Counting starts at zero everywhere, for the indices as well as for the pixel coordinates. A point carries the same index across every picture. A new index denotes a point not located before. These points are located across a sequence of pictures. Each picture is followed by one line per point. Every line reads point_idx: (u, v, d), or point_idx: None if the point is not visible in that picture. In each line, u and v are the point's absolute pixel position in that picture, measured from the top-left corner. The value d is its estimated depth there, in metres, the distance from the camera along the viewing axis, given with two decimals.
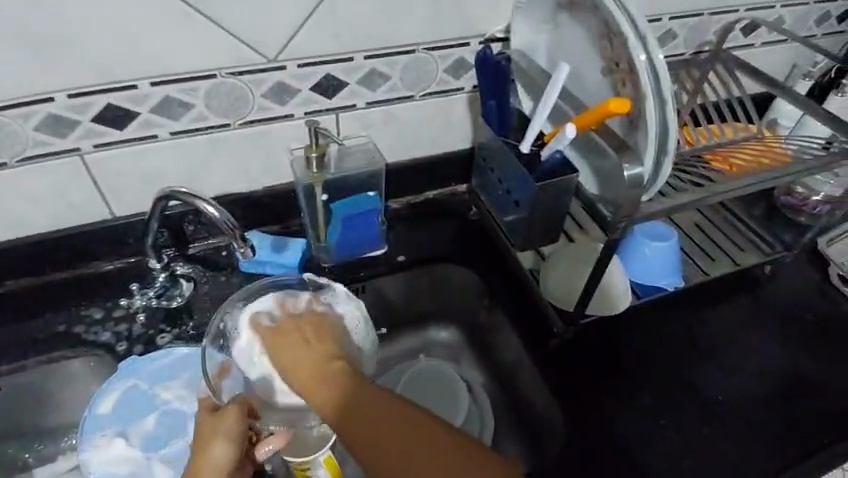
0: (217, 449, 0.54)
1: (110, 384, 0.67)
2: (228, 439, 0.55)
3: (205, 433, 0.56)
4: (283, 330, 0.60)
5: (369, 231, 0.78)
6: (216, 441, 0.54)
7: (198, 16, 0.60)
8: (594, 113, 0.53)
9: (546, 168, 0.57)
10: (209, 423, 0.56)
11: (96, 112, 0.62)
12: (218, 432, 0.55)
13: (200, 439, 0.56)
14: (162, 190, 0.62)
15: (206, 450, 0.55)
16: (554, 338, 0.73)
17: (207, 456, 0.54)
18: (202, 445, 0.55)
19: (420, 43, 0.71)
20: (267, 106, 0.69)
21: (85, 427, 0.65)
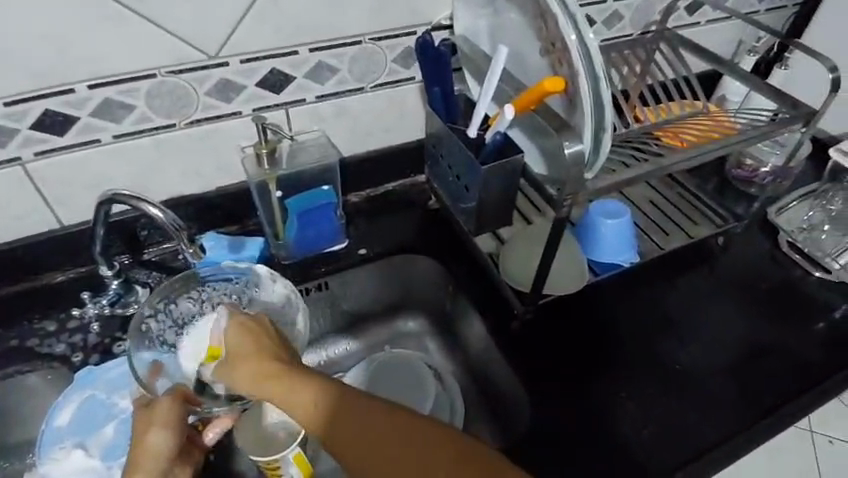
0: (154, 438, 0.55)
1: (66, 396, 0.66)
2: (165, 426, 0.55)
3: (141, 427, 0.56)
4: (236, 347, 0.56)
5: (326, 226, 0.77)
6: (153, 429, 0.55)
7: (131, 15, 0.59)
8: (532, 93, 0.54)
9: (492, 150, 0.58)
10: (143, 416, 0.56)
11: (33, 118, 0.61)
12: (154, 420, 0.56)
13: (137, 431, 0.56)
14: (105, 194, 0.60)
15: (143, 440, 0.55)
16: (516, 320, 0.74)
17: (145, 446, 0.54)
18: (138, 437, 0.55)
19: (365, 34, 0.71)
20: (213, 104, 0.68)
21: (43, 440, 0.64)
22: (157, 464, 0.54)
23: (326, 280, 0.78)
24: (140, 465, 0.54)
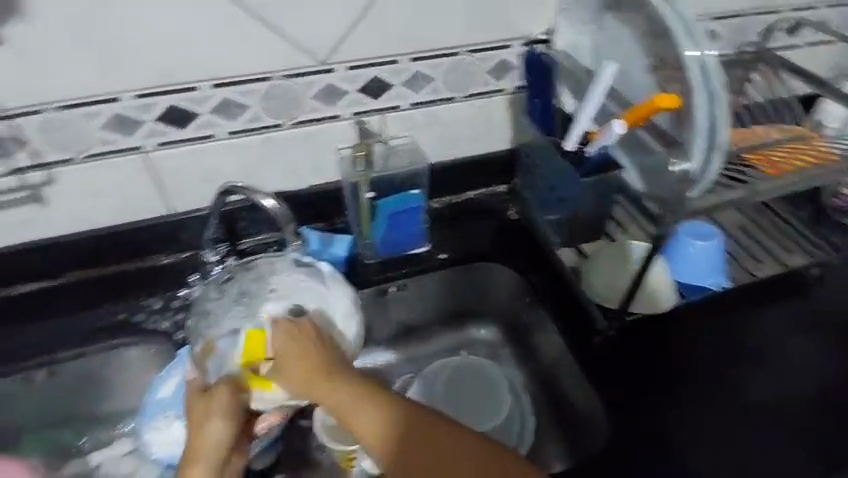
0: (213, 428, 0.55)
1: (170, 370, 0.70)
2: (224, 416, 0.56)
3: (197, 417, 0.57)
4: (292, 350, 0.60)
5: (413, 229, 0.79)
6: (213, 416, 0.56)
7: (256, 22, 0.63)
8: (643, 109, 0.56)
9: (596, 164, 0.62)
10: (199, 405, 0.57)
11: (160, 112, 0.65)
12: (213, 410, 0.56)
13: (195, 419, 0.57)
14: (222, 186, 0.68)
15: (203, 430, 0.55)
16: (599, 335, 0.74)
17: (205, 436, 0.55)
18: (197, 427, 0.56)
19: (463, 46, 0.73)
20: (316, 107, 0.72)
21: (147, 410, 0.69)
22: (215, 455, 0.55)
23: (405, 281, 0.80)
24: (199, 456, 0.54)
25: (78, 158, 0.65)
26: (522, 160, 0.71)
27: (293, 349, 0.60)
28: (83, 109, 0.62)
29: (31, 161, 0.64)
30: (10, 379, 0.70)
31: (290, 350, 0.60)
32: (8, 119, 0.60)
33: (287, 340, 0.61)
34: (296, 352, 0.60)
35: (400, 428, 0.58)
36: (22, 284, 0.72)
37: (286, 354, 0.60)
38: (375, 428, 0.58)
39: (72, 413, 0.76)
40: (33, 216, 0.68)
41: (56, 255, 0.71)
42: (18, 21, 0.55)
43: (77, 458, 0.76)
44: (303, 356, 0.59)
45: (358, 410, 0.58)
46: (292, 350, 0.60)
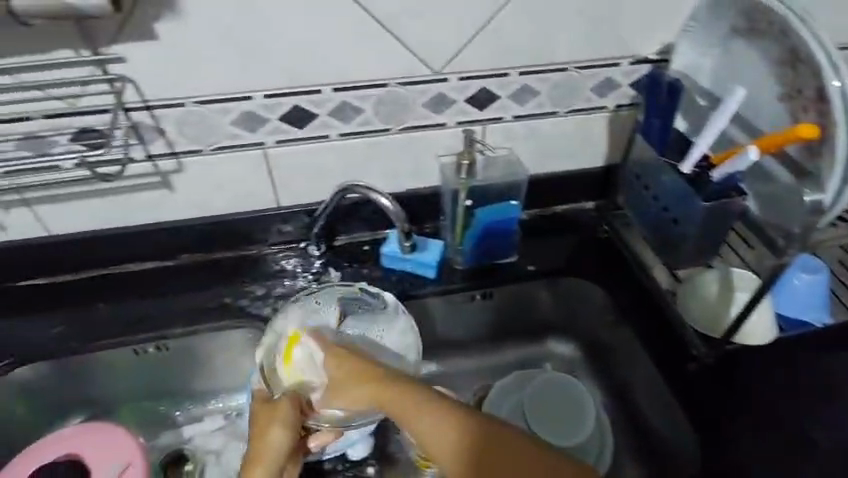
0: (274, 437, 0.60)
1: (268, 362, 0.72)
2: (284, 426, 0.60)
3: (262, 424, 0.61)
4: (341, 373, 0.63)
5: (505, 239, 0.80)
6: (276, 425, 0.60)
7: (382, 31, 0.65)
8: (782, 136, 0.58)
9: (719, 189, 0.60)
10: (266, 413, 0.62)
11: (284, 111, 0.69)
12: (274, 420, 0.61)
13: (261, 424, 0.61)
14: (341, 185, 0.71)
15: (266, 436, 0.60)
16: (693, 360, 0.72)
17: (267, 442, 0.60)
18: (259, 435, 0.60)
19: (572, 62, 0.74)
20: (425, 114, 0.74)
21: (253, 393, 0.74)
22: (275, 461, 0.59)
23: (492, 290, 0.81)
24: (261, 458, 0.59)
25: (206, 150, 0.70)
26: (625, 176, 0.72)
27: (340, 368, 0.63)
28: (217, 105, 0.66)
29: (166, 149, 0.69)
30: (123, 351, 0.73)
31: (340, 371, 0.63)
32: (148, 109, 0.64)
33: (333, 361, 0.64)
34: (341, 364, 0.63)
35: (467, 436, 0.59)
36: (143, 262, 0.78)
37: (338, 375, 0.63)
38: (446, 441, 0.59)
39: (171, 388, 0.80)
40: (160, 200, 0.73)
41: (174, 237, 0.77)
42: (171, 18, 0.58)
43: (171, 429, 0.81)
44: (353, 376, 0.62)
45: (413, 418, 0.60)
46: (340, 366, 0.63)
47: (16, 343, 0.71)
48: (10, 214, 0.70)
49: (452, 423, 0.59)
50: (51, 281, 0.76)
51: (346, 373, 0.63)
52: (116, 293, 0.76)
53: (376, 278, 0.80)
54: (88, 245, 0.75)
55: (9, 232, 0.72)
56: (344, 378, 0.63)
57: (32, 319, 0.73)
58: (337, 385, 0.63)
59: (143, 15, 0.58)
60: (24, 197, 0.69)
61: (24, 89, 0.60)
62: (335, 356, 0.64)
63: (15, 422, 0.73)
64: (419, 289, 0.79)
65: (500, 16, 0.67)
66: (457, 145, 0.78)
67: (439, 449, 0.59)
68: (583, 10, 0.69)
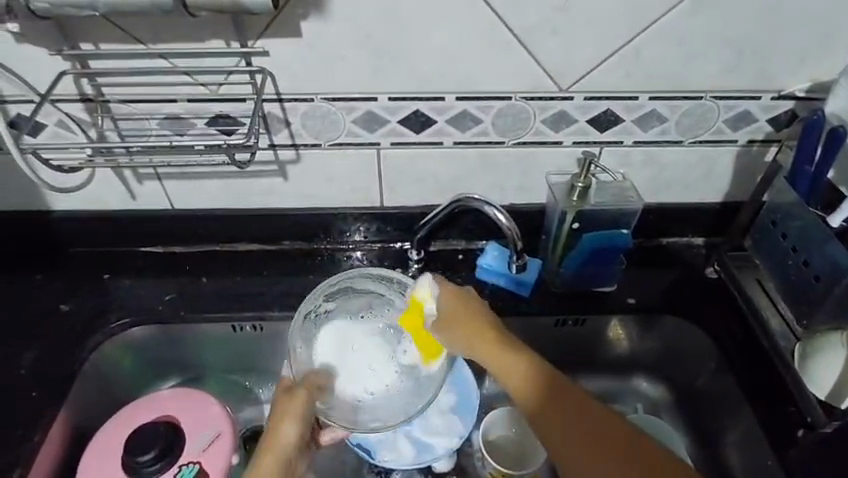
0: (286, 426, 0.60)
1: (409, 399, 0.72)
2: (300, 415, 0.61)
3: (277, 412, 0.62)
4: (448, 307, 0.65)
5: (609, 267, 0.77)
6: (291, 415, 0.61)
7: (515, 44, 0.64)
8: None
9: None
10: (283, 402, 0.62)
11: (404, 115, 0.69)
12: (287, 410, 0.61)
13: (277, 411, 0.62)
14: (454, 196, 0.72)
15: (280, 427, 0.61)
16: (805, 428, 0.67)
17: (279, 432, 0.60)
18: (275, 422, 0.61)
19: (708, 92, 0.69)
20: (543, 131, 0.72)
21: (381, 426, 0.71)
22: (287, 452, 0.60)
23: (585, 318, 0.78)
24: (275, 448, 0.60)
25: (324, 145, 0.72)
26: (761, 223, 0.73)
27: (461, 308, 0.65)
28: (344, 103, 0.68)
29: (288, 140, 0.71)
30: (223, 325, 0.77)
31: (454, 311, 0.65)
32: (280, 101, 0.67)
33: (453, 294, 0.66)
34: (458, 302, 0.65)
35: (538, 377, 0.58)
36: (248, 243, 0.82)
37: (453, 316, 0.64)
38: (522, 380, 0.58)
39: (259, 368, 0.83)
40: (274, 187, 0.76)
41: (280, 224, 0.80)
42: (316, 18, 0.61)
43: (252, 405, 0.84)
44: (470, 320, 0.64)
45: (508, 358, 0.60)
46: (459, 308, 0.65)
47: (132, 305, 0.76)
48: (142, 185, 0.75)
49: (530, 370, 0.58)
50: (167, 251, 0.81)
51: (462, 317, 0.64)
52: (221, 269, 0.80)
53: (469, 288, 0.79)
54: (203, 222, 0.79)
55: (138, 201, 0.77)
56: (458, 321, 0.64)
57: (147, 284, 0.78)
58: (446, 324, 0.65)
59: (294, 14, 0.61)
60: (156, 171, 0.74)
61: (175, 73, 0.64)
62: (449, 302, 0.65)
63: (121, 378, 0.78)
64: (511, 306, 0.78)
65: (639, 39, 0.64)
66: (570, 166, 0.76)
67: (517, 387, 0.58)
68: (730, 38, 0.64)
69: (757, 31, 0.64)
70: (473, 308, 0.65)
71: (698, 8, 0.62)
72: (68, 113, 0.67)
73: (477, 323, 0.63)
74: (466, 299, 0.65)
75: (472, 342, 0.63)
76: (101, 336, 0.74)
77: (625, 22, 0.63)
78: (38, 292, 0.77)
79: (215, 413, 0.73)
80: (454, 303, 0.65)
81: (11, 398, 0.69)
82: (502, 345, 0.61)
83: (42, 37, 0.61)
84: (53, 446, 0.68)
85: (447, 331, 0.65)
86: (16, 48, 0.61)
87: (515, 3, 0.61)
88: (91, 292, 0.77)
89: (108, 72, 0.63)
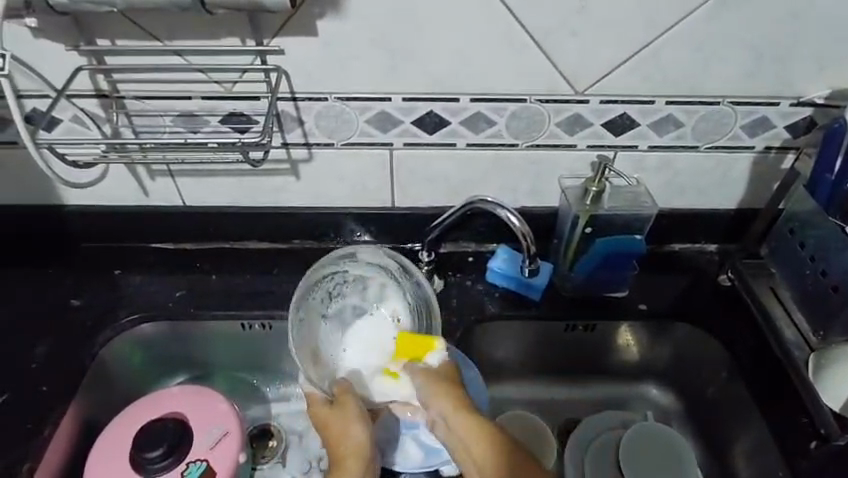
0: (354, 431, 0.61)
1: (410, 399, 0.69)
2: (357, 417, 0.62)
3: (333, 422, 0.62)
4: (425, 375, 0.62)
5: (621, 273, 0.77)
6: (351, 422, 0.62)
7: (531, 46, 0.63)
8: None
9: None
10: (333, 414, 0.63)
11: (418, 115, 0.69)
12: (342, 417, 0.62)
13: (332, 422, 0.62)
14: (467, 199, 0.72)
15: (345, 432, 0.61)
16: (818, 440, 0.65)
17: (346, 435, 0.61)
18: (337, 430, 0.61)
19: (726, 97, 0.68)
20: (557, 133, 0.71)
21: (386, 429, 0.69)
22: (365, 451, 0.60)
23: (596, 323, 0.78)
24: (350, 451, 0.60)
25: (337, 144, 0.72)
26: (778, 231, 0.73)
27: (436, 383, 0.61)
28: (358, 103, 0.68)
29: (301, 139, 0.71)
30: (232, 323, 0.77)
31: (437, 381, 0.61)
32: (295, 100, 0.67)
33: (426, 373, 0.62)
34: (441, 373, 0.62)
35: (504, 463, 0.56)
36: (258, 241, 0.82)
37: (434, 384, 0.61)
38: (487, 457, 0.57)
39: (266, 366, 0.83)
40: (285, 186, 0.76)
41: (291, 223, 0.79)
42: (333, 17, 0.61)
43: (260, 403, 0.84)
44: (450, 391, 0.61)
45: (471, 439, 0.58)
46: (442, 378, 0.62)
47: (142, 301, 0.76)
48: (154, 182, 0.75)
49: (492, 461, 0.56)
50: (177, 248, 0.81)
51: (443, 387, 0.61)
52: (231, 267, 0.80)
53: (479, 291, 0.78)
54: (214, 219, 0.79)
55: (150, 197, 0.77)
56: (440, 391, 0.61)
57: (157, 281, 0.78)
58: (426, 389, 0.61)
59: (310, 12, 0.61)
60: (169, 168, 0.74)
61: (190, 70, 0.64)
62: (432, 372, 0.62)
63: (130, 373, 0.78)
64: (521, 309, 0.77)
65: (656, 43, 0.63)
66: (584, 169, 0.75)
67: (485, 473, 0.56)
68: (750, 43, 0.64)
69: (777, 36, 0.63)
70: (448, 375, 0.62)
71: (718, 12, 0.61)
72: (83, 108, 0.67)
73: (457, 393, 0.61)
74: (449, 373, 0.63)
75: (452, 412, 0.59)
76: (111, 332, 0.74)
77: (643, 25, 0.62)
78: (50, 286, 0.78)
79: (223, 411, 0.73)
80: (428, 380, 0.61)
81: (22, 392, 0.69)
82: (462, 418, 0.59)
83: (60, 32, 0.61)
84: (62, 441, 0.68)
85: (427, 396, 0.61)
86: (33, 43, 0.62)
87: (532, 5, 0.60)
88: (102, 287, 0.78)
89: (124, 68, 0.63)
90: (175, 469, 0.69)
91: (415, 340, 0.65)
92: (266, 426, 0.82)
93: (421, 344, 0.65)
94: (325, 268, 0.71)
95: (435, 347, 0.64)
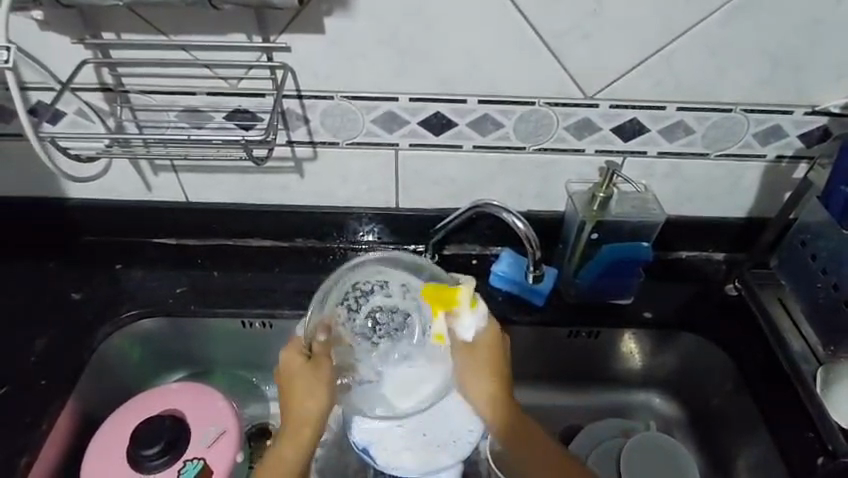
0: (308, 403, 0.60)
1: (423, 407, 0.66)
2: (317, 394, 0.60)
3: (298, 386, 0.60)
4: (476, 345, 0.59)
5: (625, 280, 0.75)
6: (309, 395, 0.60)
7: (541, 48, 0.62)
8: None
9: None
10: (301, 372, 0.60)
11: (424, 116, 0.68)
12: (302, 390, 0.60)
13: (302, 386, 0.60)
14: (473, 202, 0.71)
15: (302, 400, 0.60)
16: (825, 455, 0.64)
17: (303, 409, 0.60)
18: (300, 395, 0.60)
19: (739, 104, 0.67)
20: (564, 137, 0.70)
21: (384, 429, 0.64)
22: (307, 423, 0.60)
23: (599, 330, 0.76)
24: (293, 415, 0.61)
25: (342, 143, 0.71)
26: (786, 242, 0.72)
27: (487, 354, 0.59)
28: (364, 102, 0.67)
29: (306, 137, 0.70)
30: (233, 321, 0.76)
31: (479, 361, 0.59)
32: (300, 98, 0.67)
33: (477, 348, 0.59)
34: (484, 354, 0.59)
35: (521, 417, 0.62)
36: (261, 240, 0.81)
37: (476, 362, 0.59)
38: (509, 416, 0.60)
39: (266, 365, 0.82)
40: (290, 184, 0.75)
41: (294, 221, 0.79)
42: (341, 15, 0.60)
43: (258, 402, 0.83)
44: (489, 371, 0.59)
45: (503, 402, 0.60)
46: (487, 352, 0.59)
47: (142, 296, 0.76)
48: (157, 177, 0.75)
49: (513, 414, 0.61)
50: (179, 243, 0.81)
51: (484, 363, 0.59)
52: (233, 264, 0.79)
53: (482, 295, 0.77)
54: (216, 216, 0.78)
55: (153, 192, 0.77)
56: (483, 368, 0.59)
57: (159, 277, 0.78)
58: (471, 358, 0.59)
59: (318, 10, 0.60)
60: (172, 164, 0.74)
61: (196, 66, 0.64)
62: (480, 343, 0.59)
63: (130, 369, 0.78)
64: (524, 314, 0.76)
65: (669, 47, 0.62)
66: (591, 174, 0.74)
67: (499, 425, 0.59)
68: (765, 50, 0.62)
69: (793, 43, 0.62)
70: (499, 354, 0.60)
71: (732, 18, 0.60)
72: (88, 102, 0.66)
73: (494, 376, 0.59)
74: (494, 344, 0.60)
75: (491, 388, 0.58)
76: (111, 326, 0.74)
77: (656, 30, 0.61)
78: (52, 279, 0.77)
79: (221, 409, 0.72)
80: (478, 355, 0.59)
81: (21, 384, 0.69)
82: (504, 387, 0.60)
83: (66, 25, 0.61)
84: (59, 436, 0.68)
85: (466, 372, 0.59)
86: (39, 36, 0.61)
87: (543, 7, 0.60)
88: (104, 281, 0.77)
89: (129, 62, 0.63)
90: (173, 467, 0.68)
91: (440, 293, 0.58)
92: (264, 426, 0.81)
93: (448, 297, 0.57)
94: (326, 294, 0.62)
95: (462, 298, 0.57)
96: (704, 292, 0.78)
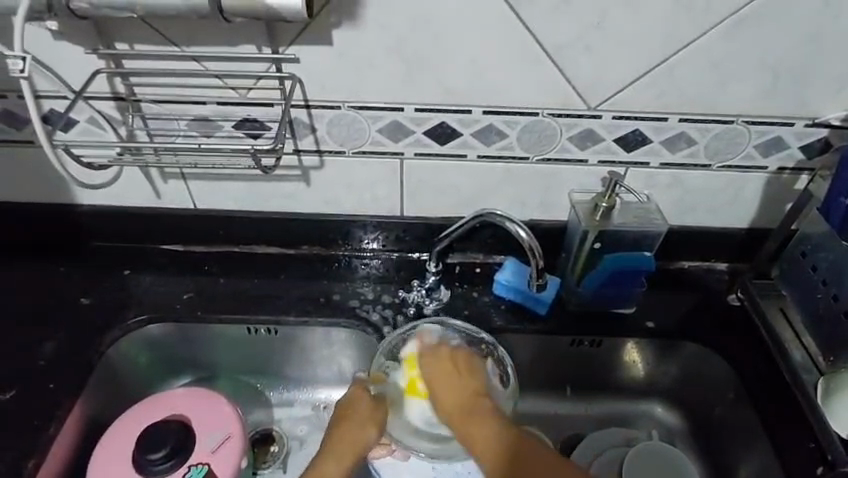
0: (362, 432, 0.65)
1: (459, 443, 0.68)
2: (375, 426, 0.66)
3: (353, 416, 0.66)
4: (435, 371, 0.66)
5: (627, 290, 0.76)
6: (364, 427, 0.65)
7: (546, 60, 0.64)
8: None
9: None
10: (361, 405, 0.67)
11: (430, 126, 0.69)
12: (359, 420, 0.66)
13: (354, 417, 0.66)
14: (477, 211, 0.72)
15: (354, 431, 0.65)
16: (825, 466, 0.64)
17: (354, 437, 0.65)
18: (352, 426, 0.66)
19: (740, 116, 0.68)
20: (568, 148, 0.71)
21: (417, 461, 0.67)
22: (354, 453, 0.65)
23: (601, 339, 0.77)
24: (343, 449, 0.65)
25: (348, 152, 0.72)
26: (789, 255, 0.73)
27: (444, 374, 0.66)
28: (371, 112, 0.68)
29: (313, 146, 0.72)
30: (238, 327, 0.77)
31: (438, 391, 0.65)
32: (308, 107, 0.68)
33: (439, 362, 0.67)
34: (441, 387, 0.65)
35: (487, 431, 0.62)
36: (267, 246, 0.82)
37: (443, 388, 0.65)
38: (479, 425, 0.62)
39: (270, 371, 0.83)
40: (295, 192, 0.76)
41: (300, 228, 0.80)
42: (349, 26, 0.61)
43: (262, 408, 0.83)
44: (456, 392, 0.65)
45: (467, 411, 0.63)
46: (447, 380, 0.65)
47: (150, 302, 0.77)
48: (166, 184, 0.76)
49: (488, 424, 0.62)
50: (186, 249, 0.82)
51: (443, 374, 0.66)
52: (239, 271, 0.80)
53: (485, 304, 0.78)
54: (223, 222, 0.79)
55: (161, 199, 0.78)
56: (449, 387, 0.65)
57: (166, 282, 0.79)
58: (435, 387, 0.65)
59: (326, 22, 0.61)
60: (181, 171, 0.75)
61: (206, 76, 0.65)
62: (439, 358, 0.67)
63: (136, 373, 0.79)
64: (527, 323, 0.76)
65: (671, 60, 0.63)
66: (594, 184, 0.75)
67: (479, 437, 0.61)
68: (765, 64, 0.64)
69: (793, 58, 0.63)
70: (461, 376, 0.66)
71: (735, 31, 0.61)
72: (100, 110, 0.68)
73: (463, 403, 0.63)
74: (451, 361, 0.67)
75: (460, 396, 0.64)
76: (118, 331, 0.75)
77: (658, 44, 0.62)
78: (61, 284, 0.78)
79: (227, 416, 0.73)
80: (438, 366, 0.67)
81: (30, 387, 0.69)
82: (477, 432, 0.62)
83: (81, 35, 0.62)
84: (67, 438, 0.69)
85: (433, 376, 0.66)
86: (55, 46, 0.63)
87: (546, 20, 0.61)
88: (112, 286, 0.78)
89: (141, 71, 0.64)
90: (177, 471, 0.69)
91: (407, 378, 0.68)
92: (268, 431, 0.82)
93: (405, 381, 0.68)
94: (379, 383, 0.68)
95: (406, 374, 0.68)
96: (707, 302, 0.79)
